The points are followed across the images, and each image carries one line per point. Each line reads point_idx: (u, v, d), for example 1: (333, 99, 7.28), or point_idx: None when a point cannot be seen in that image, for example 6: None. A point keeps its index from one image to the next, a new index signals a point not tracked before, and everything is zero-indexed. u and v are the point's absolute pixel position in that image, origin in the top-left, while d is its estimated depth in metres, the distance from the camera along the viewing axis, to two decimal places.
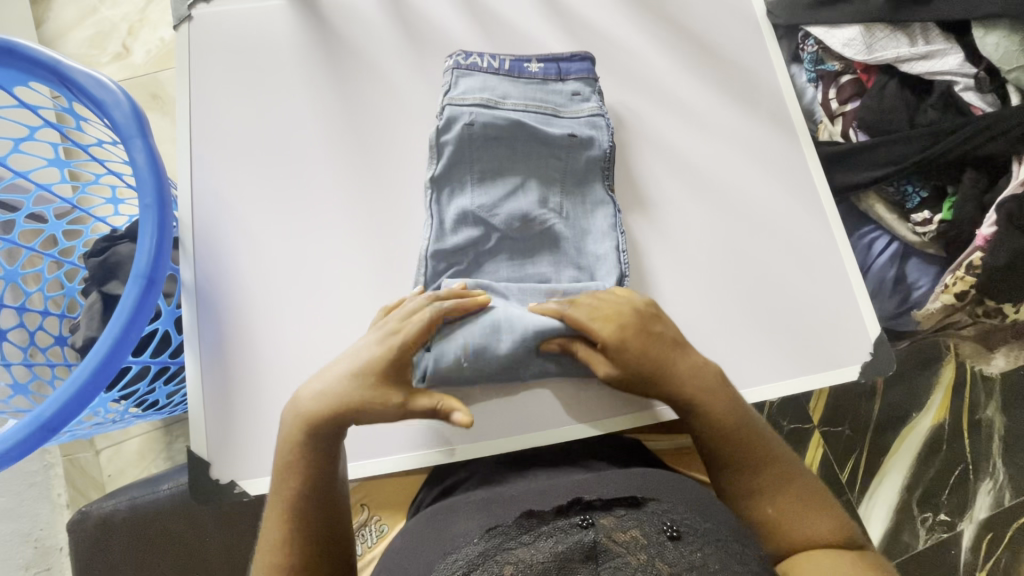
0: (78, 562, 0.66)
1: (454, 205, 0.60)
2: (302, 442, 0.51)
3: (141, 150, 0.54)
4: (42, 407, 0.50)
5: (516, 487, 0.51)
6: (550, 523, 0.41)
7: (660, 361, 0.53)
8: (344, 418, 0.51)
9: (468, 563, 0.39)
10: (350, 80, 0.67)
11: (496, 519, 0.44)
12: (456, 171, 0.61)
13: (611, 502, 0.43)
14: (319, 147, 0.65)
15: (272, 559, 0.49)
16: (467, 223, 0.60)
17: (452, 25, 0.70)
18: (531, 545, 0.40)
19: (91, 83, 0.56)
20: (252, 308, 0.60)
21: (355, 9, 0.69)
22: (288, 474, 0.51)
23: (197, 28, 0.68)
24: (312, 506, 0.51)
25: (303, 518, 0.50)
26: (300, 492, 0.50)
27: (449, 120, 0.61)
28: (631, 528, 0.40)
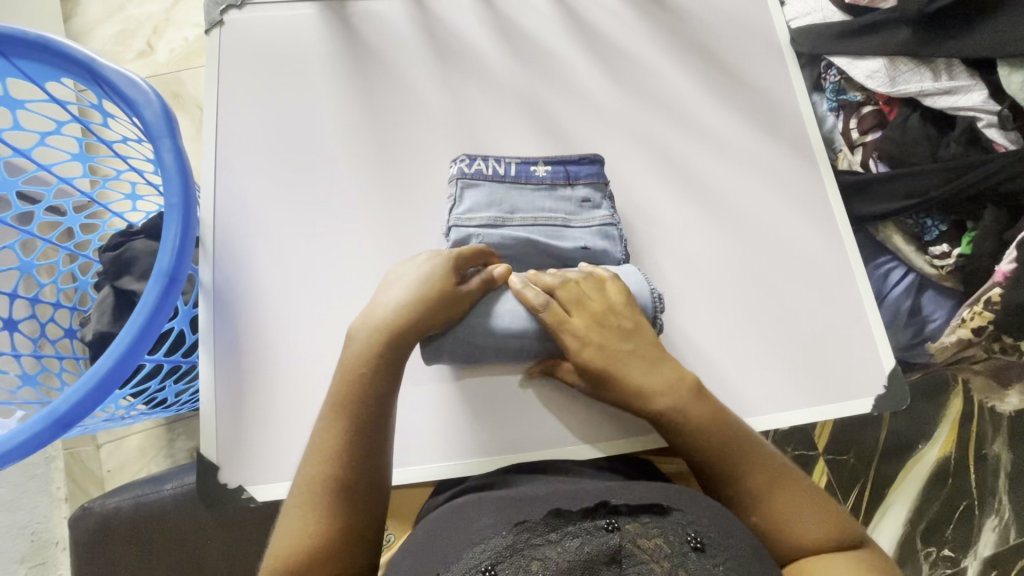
0: (76, 557, 0.65)
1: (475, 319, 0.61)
2: (374, 349, 0.52)
3: (169, 150, 0.54)
4: (58, 401, 0.49)
5: (540, 488, 0.50)
6: (576, 524, 0.42)
7: (625, 375, 0.54)
8: (408, 336, 0.53)
9: (495, 555, 0.40)
10: (377, 90, 0.68)
11: (524, 513, 0.44)
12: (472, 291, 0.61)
13: (637, 507, 0.43)
14: (343, 154, 0.65)
15: (324, 465, 0.48)
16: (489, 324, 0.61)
17: (479, 40, 0.71)
18: (559, 543, 0.41)
19: (124, 82, 0.56)
20: (270, 309, 0.60)
21: (385, 20, 0.70)
22: (349, 388, 0.51)
23: (228, 33, 0.69)
24: (367, 428, 0.50)
25: (357, 435, 0.49)
26: (356, 402, 0.50)
27: (457, 244, 0.59)
28: (655, 536, 0.41)
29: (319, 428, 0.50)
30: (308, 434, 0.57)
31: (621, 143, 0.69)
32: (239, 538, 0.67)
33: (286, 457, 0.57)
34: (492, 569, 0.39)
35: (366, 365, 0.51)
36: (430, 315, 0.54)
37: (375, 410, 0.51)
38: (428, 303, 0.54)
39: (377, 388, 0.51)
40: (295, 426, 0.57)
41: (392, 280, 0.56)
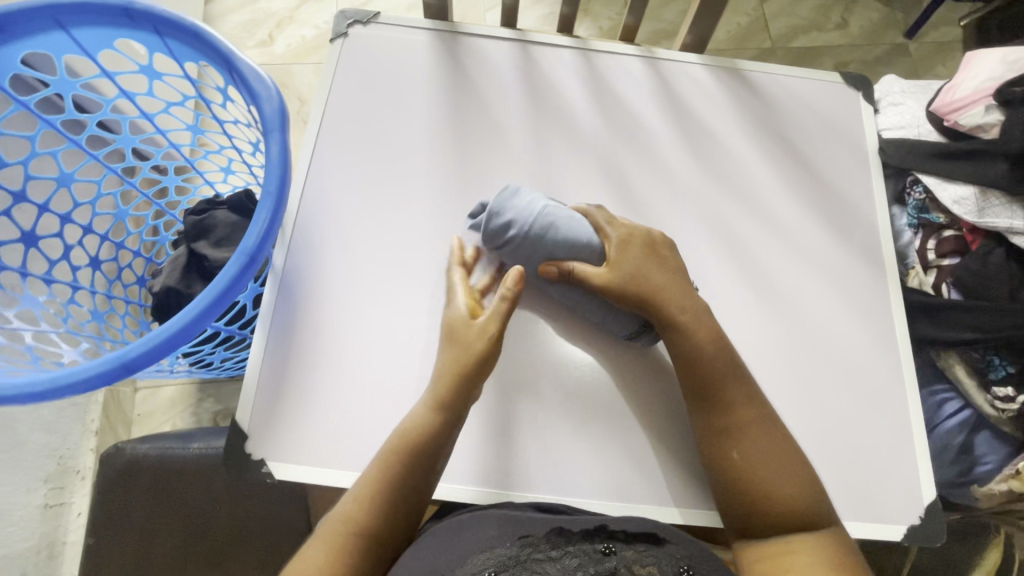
0: (99, 492, 0.68)
1: (507, 219, 0.62)
2: (431, 419, 0.56)
3: (277, 143, 0.59)
4: (128, 347, 0.53)
5: (547, 508, 0.56)
6: (576, 545, 0.48)
7: (650, 277, 0.61)
8: (454, 394, 0.57)
9: (498, 563, 0.47)
10: (469, 120, 0.72)
11: (528, 528, 0.51)
12: (508, 221, 0.63)
13: (634, 537, 0.49)
14: (426, 172, 0.69)
15: (361, 516, 0.53)
16: (515, 222, 0.62)
17: (573, 92, 0.75)
18: (558, 560, 0.46)
19: (252, 75, 0.62)
20: (329, 301, 0.63)
21: (490, 60, 0.75)
22: (404, 449, 0.55)
23: (349, 45, 0.75)
24: (406, 489, 0.55)
25: (394, 493, 0.54)
26: (393, 482, 0.54)
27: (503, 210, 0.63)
28: (649, 564, 0.46)
29: (364, 478, 0.55)
30: (337, 427, 0.59)
31: (689, 212, 0.70)
32: (247, 510, 0.69)
33: (311, 444, 0.59)
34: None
35: (414, 452, 0.55)
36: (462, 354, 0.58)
37: (412, 485, 0.55)
38: (451, 343, 0.59)
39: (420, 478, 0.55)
40: (327, 417, 0.59)
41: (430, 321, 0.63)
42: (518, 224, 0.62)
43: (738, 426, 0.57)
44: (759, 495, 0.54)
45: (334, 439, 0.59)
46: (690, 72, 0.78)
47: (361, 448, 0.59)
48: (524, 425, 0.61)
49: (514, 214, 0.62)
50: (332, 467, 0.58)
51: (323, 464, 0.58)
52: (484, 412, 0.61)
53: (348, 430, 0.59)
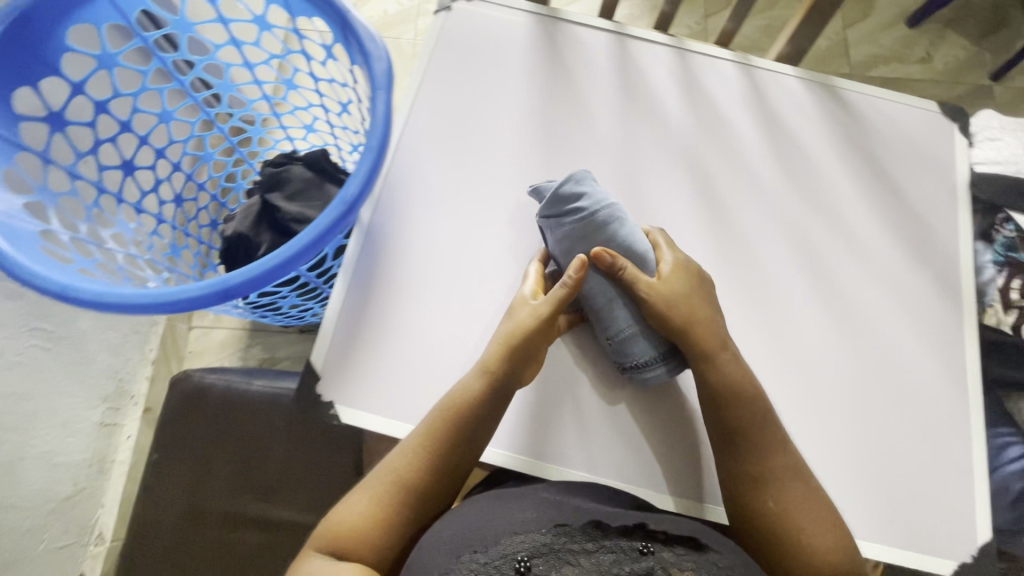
0: (165, 416, 0.71)
1: (582, 192, 0.61)
2: (480, 386, 0.57)
3: (383, 102, 0.61)
4: (229, 275, 0.55)
5: (590, 499, 0.56)
6: (613, 540, 0.49)
7: (683, 310, 0.60)
8: (508, 365, 0.58)
9: (532, 550, 0.47)
10: (561, 104, 0.73)
11: (564, 517, 0.51)
12: (581, 194, 0.61)
13: (673, 539, 0.49)
14: (513, 149, 0.71)
15: (406, 469, 0.55)
16: (589, 199, 0.61)
17: (666, 89, 0.75)
18: (593, 554, 0.47)
19: (366, 35, 0.64)
20: (408, 260, 0.65)
21: (587, 48, 0.76)
22: (453, 411, 0.57)
23: (451, 18, 0.77)
24: (451, 450, 0.56)
25: (439, 451, 0.55)
26: (442, 444, 0.56)
27: (583, 183, 0.62)
28: (688, 568, 0.46)
29: (413, 435, 0.57)
30: (405, 382, 0.61)
31: (770, 222, 0.70)
32: (298, 453, 0.70)
33: (379, 394, 0.61)
34: (527, 562, 0.46)
35: (460, 414, 0.56)
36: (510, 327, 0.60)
37: (459, 447, 0.56)
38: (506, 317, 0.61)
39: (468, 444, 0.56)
40: (397, 371, 0.61)
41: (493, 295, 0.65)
42: (592, 197, 0.61)
43: (773, 473, 0.56)
44: (807, 529, 0.54)
45: (399, 392, 0.61)
46: (784, 83, 0.77)
47: (426, 404, 0.60)
48: (575, 410, 0.63)
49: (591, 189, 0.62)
50: (396, 418, 0.60)
51: (388, 415, 0.60)
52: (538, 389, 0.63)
53: (415, 387, 0.61)
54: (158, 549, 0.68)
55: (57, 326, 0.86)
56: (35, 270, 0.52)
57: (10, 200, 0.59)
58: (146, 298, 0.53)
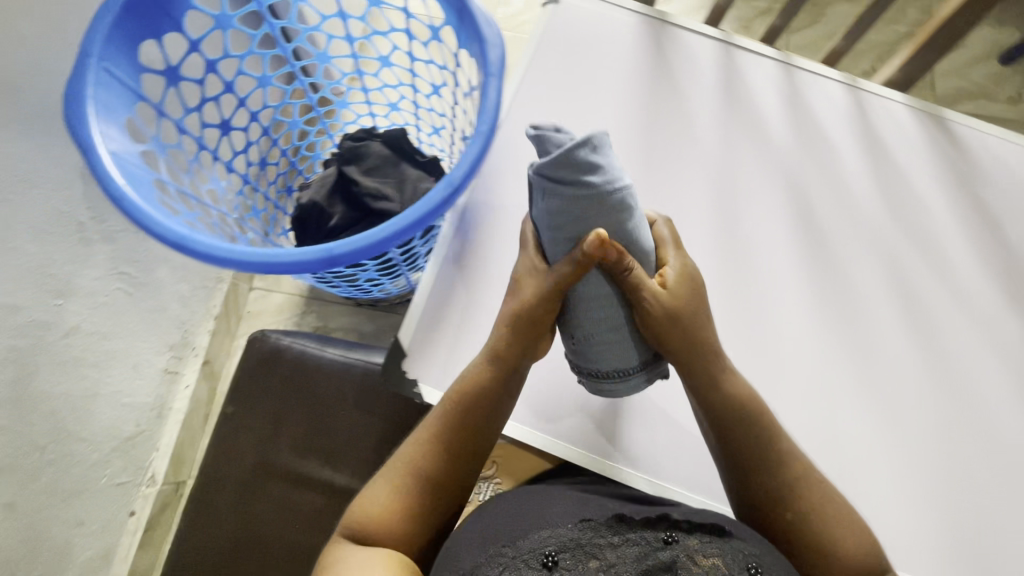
0: (241, 372, 0.74)
1: (600, 157, 0.49)
2: (489, 367, 0.58)
3: (495, 89, 0.61)
4: (336, 244, 0.55)
5: (620, 498, 0.57)
6: (638, 533, 0.50)
7: (686, 318, 0.55)
8: (515, 350, 0.57)
9: (559, 545, 0.49)
10: (662, 110, 0.73)
11: (590, 512, 0.53)
12: (595, 157, 0.49)
13: (697, 528, 0.50)
14: (611, 151, 0.71)
15: (421, 453, 0.55)
16: (604, 165, 0.49)
17: (769, 105, 0.74)
18: (620, 550, 0.48)
19: (483, 20, 0.64)
20: (497, 246, 0.66)
21: (693, 55, 0.75)
22: (463, 392, 0.57)
23: (559, 11, 0.77)
24: (466, 431, 0.56)
25: (452, 433, 0.56)
26: (454, 428, 0.56)
27: (599, 146, 0.49)
28: (714, 556, 0.47)
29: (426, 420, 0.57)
30: None
31: (866, 251, 0.70)
32: (363, 424, 0.71)
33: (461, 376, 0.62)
34: (554, 557, 0.48)
35: (471, 395, 0.57)
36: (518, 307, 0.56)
37: (472, 428, 0.56)
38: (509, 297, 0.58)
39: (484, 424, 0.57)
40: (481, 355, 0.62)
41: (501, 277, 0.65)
42: (607, 172, 0.49)
43: (791, 487, 0.55)
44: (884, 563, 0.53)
45: None
46: (891, 110, 0.76)
47: None
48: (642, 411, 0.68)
49: (607, 158, 0.50)
50: None
51: None
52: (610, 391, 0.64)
53: None
54: (227, 499, 0.70)
55: (140, 273, 0.88)
56: (156, 218, 0.54)
57: (128, 148, 0.60)
58: (256, 258, 0.54)
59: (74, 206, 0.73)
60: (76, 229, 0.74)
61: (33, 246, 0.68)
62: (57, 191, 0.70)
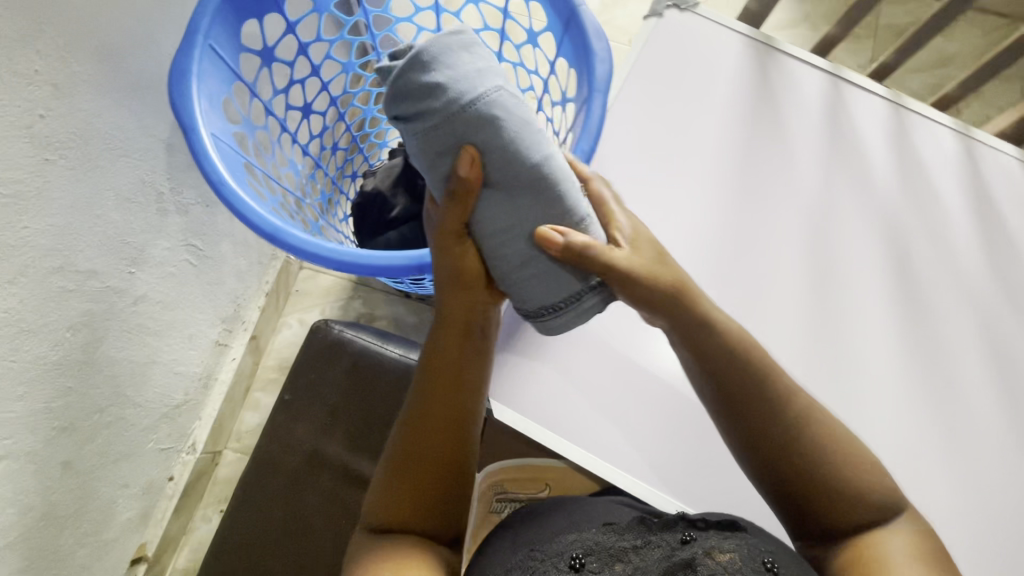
0: (303, 360, 0.74)
1: (443, 68, 0.43)
2: (442, 334, 0.51)
3: (600, 106, 0.59)
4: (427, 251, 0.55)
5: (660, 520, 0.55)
6: (658, 537, 0.48)
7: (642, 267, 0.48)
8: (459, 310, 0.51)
9: (585, 548, 0.48)
10: (760, 141, 0.70)
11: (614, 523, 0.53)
12: (473, 93, 0.42)
13: (715, 529, 0.48)
14: (704, 180, 0.69)
15: (400, 445, 0.50)
16: (469, 86, 0.43)
17: (874, 145, 0.71)
18: (641, 555, 0.46)
19: (593, 32, 0.61)
20: None
21: (798, 85, 0.72)
22: (425, 369, 0.51)
23: (662, 26, 0.74)
24: (438, 406, 0.50)
25: (424, 412, 0.50)
26: (426, 406, 0.50)
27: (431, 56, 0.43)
28: (730, 551, 0.44)
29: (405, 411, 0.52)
30: (554, 391, 0.65)
31: (964, 308, 0.66)
32: None
33: (528, 396, 0.65)
34: (580, 557, 0.47)
35: (431, 369, 0.51)
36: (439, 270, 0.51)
37: (439, 401, 0.50)
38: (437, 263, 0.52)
39: (448, 402, 0.50)
40: (549, 379, 0.65)
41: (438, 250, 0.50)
42: (445, 88, 0.42)
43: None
44: None
45: (546, 399, 0.65)
46: (1005, 161, 0.71)
47: (569, 416, 0.64)
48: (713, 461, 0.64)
49: (439, 65, 0.42)
50: (540, 422, 0.64)
51: (531, 417, 0.64)
52: (682, 432, 0.65)
53: (563, 398, 0.65)
54: (279, 486, 0.70)
55: (206, 245, 0.88)
56: (256, 209, 0.54)
57: (225, 129, 0.59)
58: (348, 257, 0.54)
59: (157, 175, 0.73)
60: (156, 198, 0.74)
61: (116, 213, 0.68)
62: (145, 159, 0.70)
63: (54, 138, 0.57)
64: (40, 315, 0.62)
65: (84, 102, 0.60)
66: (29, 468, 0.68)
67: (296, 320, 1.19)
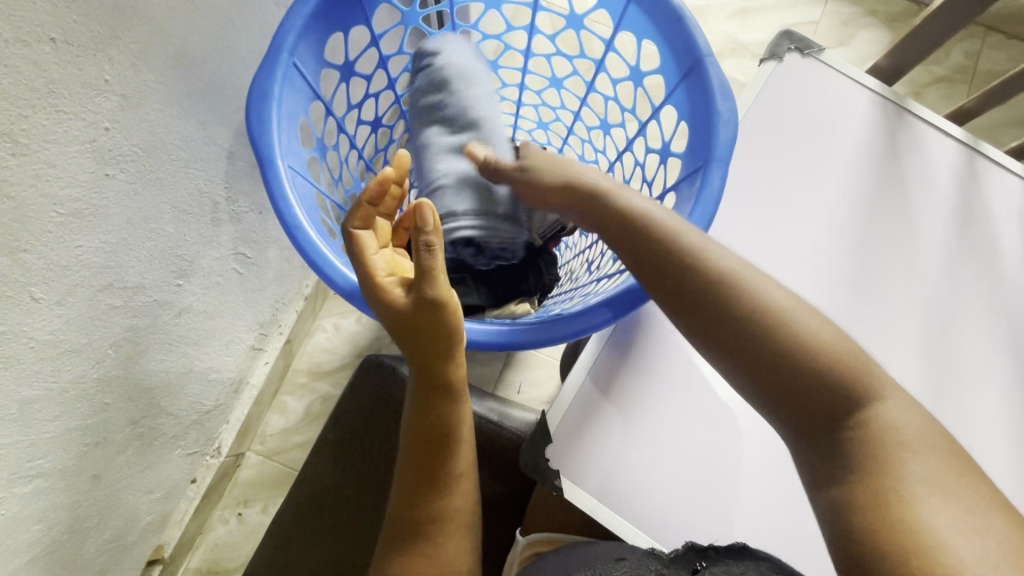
0: (351, 397, 0.69)
1: (439, 48, 0.68)
2: (427, 396, 0.51)
3: (721, 176, 0.52)
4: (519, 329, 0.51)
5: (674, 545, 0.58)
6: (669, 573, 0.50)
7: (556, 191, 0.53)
8: (439, 368, 0.50)
9: None
10: (878, 220, 0.63)
11: (622, 552, 0.55)
12: (452, 64, 0.67)
13: (724, 553, 0.51)
14: (813, 256, 0.62)
15: (404, 506, 0.51)
16: (449, 66, 0.67)
17: (1009, 237, 0.63)
18: None
19: (719, 87, 0.54)
20: (665, 347, 0.62)
21: (928, 157, 0.65)
22: (416, 431, 0.52)
23: (780, 72, 0.66)
24: (434, 463, 0.51)
25: (422, 468, 0.52)
26: (423, 462, 0.51)
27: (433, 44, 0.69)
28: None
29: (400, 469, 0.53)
30: (632, 473, 0.59)
31: None
32: None
33: (601, 475, 0.59)
34: None
35: (425, 431, 0.51)
36: (415, 331, 0.47)
37: (434, 455, 0.51)
38: (392, 323, 0.48)
39: (430, 467, 0.51)
40: (627, 458, 0.59)
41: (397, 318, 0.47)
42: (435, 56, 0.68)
43: None
44: None
45: (623, 481, 0.59)
46: None
47: (645, 502, 0.58)
48: None
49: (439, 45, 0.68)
50: (613, 507, 0.58)
51: (604, 499, 0.58)
52: (760, 535, 0.58)
53: (640, 482, 0.59)
54: (315, 532, 0.67)
55: (253, 252, 0.83)
56: (333, 260, 0.50)
57: (301, 159, 0.54)
58: None
59: (214, 185, 0.68)
60: (211, 208, 0.69)
61: (171, 226, 0.63)
62: (205, 169, 0.65)
63: (117, 150, 0.53)
64: (85, 333, 0.58)
65: (151, 111, 0.55)
66: (59, 484, 0.65)
67: (330, 324, 1.15)
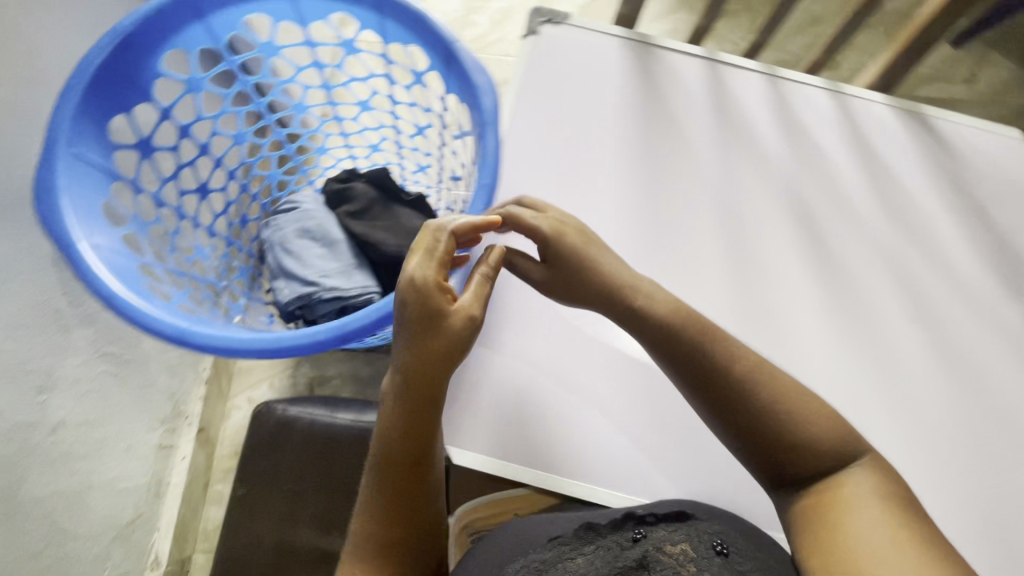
0: (249, 448, 0.70)
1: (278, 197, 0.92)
2: (410, 416, 0.49)
3: (494, 138, 0.59)
4: (349, 318, 0.52)
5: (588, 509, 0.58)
6: (606, 538, 0.51)
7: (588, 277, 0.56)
8: (436, 387, 0.48)
9: (536, 565, 0.49)
10: (656, 139, 0.72)
11: (556, 530, 0.54)
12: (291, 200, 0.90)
13: (661, 519, 0.52)
14: (611, 184, 0.70)
15: (381, 530, 0.49)
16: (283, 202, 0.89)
17: (761, 121, 0.75)
18: (590, 552, 0.50)
19: (474, 67, 0.62)
20: (507, 304, 0.68)
21: (680, 76, 0.75)
22: (397, 450, 0.49)
23: (540, 41, 0.75)
24: (421, 481, 0.50)
25: (400, 489, 0.49)
26: (404, 480, 0.49)
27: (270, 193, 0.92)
28: (681, 541, 0.49)
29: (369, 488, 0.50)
30: (511, 421, 0.64)
31: (872, 257, 0.71)
32: None
33: (486, 432, 0.63)
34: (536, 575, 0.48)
35: (413, 451, 0.49)
36: (438, 351, 0.47)
37: (416, 473, 0.50)
38: (420, 344, 0.47)
39: (414, 485, 0.50)
40: (504, 409, 0.64)
41: (439, 341, 0.47)
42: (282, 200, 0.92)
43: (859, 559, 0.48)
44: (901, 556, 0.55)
45: (506, 431, 0.64)
46: (874, 109, 0.77)
47: (531, 442, 0.64)
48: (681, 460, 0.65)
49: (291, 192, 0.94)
50: (504, 456, 0.63)
51: (494, 453, 0.63)
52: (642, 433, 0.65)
53: (521, 426, 0.64)
54: None
55: (125, 350, 0.82)
56: (157, 315, 0.51)
57: (112, 237, 0.56)
58: (264, 345, 0.51)
59: (50, 293, 0.68)
60: (54, 317, 0.69)
61: (9, 344, 0.63)
62: (30, 280, 0.66)
63: None
64: None
65: None
66: None
67: (244, 400, 1.09)
